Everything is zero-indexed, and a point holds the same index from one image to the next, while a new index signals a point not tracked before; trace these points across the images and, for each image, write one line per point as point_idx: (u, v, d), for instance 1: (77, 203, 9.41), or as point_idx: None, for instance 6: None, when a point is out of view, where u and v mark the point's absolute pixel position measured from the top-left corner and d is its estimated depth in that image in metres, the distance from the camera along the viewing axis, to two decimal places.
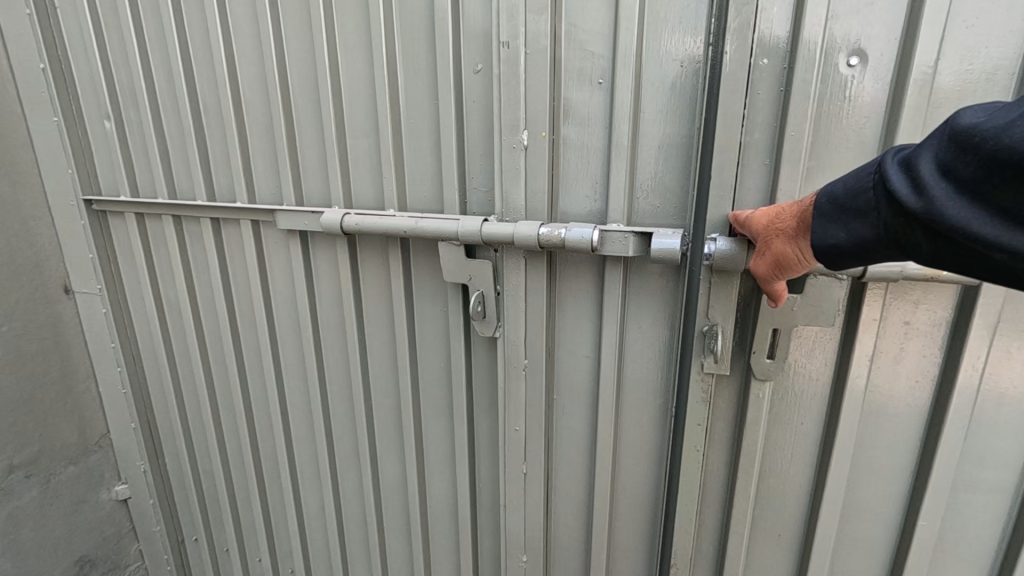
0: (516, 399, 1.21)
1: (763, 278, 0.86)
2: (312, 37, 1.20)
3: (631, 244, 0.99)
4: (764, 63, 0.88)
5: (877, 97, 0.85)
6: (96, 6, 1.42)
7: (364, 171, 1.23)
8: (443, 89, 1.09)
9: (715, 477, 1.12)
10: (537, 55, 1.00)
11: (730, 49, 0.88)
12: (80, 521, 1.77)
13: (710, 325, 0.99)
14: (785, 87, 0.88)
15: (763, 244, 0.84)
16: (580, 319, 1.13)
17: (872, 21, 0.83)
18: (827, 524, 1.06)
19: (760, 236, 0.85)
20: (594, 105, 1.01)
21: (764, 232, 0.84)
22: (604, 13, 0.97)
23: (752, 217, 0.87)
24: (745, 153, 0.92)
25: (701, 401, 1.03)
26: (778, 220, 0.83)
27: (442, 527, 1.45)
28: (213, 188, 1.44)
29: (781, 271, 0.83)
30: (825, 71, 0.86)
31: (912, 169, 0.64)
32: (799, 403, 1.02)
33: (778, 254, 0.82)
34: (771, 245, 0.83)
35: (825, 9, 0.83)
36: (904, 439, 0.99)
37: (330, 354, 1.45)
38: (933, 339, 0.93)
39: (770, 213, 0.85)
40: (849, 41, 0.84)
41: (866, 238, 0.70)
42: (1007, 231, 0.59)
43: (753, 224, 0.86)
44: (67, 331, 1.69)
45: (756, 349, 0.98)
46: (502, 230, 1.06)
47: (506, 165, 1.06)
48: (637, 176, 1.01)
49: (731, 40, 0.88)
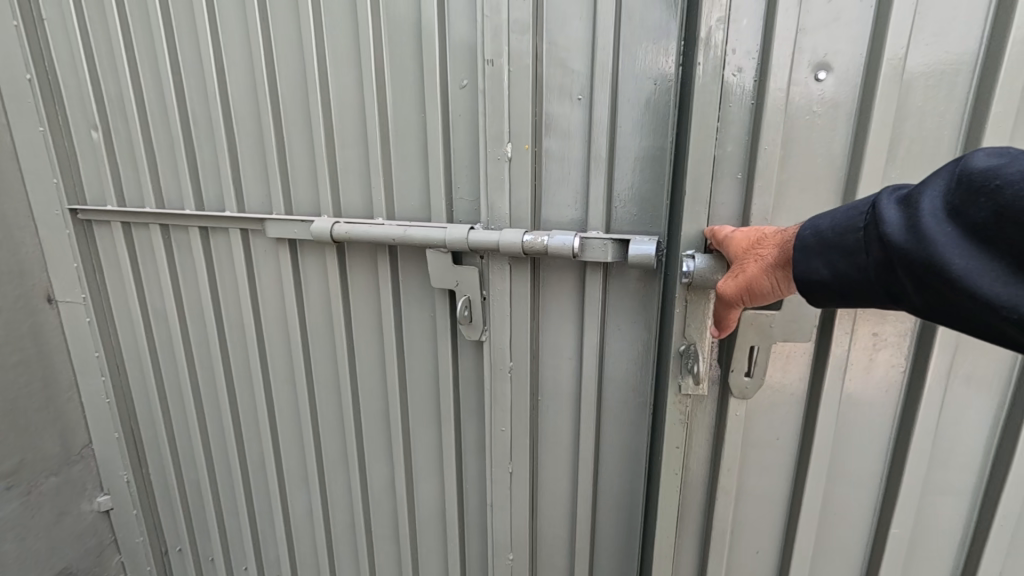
0: (502, 400, 1.25)
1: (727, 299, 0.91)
2: (302, 51, 1.24)
3: (610, 250, 1.05)
4: (735, 77, 0.93)
5: (837, 114, 0.92)
6: (84, 19, 1.44)
7: (353, 181, 1.27)
8: (430, 103, 1.14)
9: (697, 486, 1.15)
10: (520, 72, 1.05)
11: (702, 61, 0.93)
12: (61, 533, 1.74)
13: (688, 343, 1.02)
14: (756, 100, 0.94)
15: (737, 266, 0.89)
16: (563, 322, 1.18)
17: (838, 37, 0.89)
18: (804, 524, 1.11)
19: (736, 257, 0.89)
20: (574, 119, 1.06)
21: (743, 255, 0.88)
22: (583, 32, 1.03)
23: (733, 238, 0.91)
24: (719, 166, 0.97)
25: (679, 421, 1.06)
26: (759, 246, 0.87)
27: (430, 528, 1.48)
28: (202, 197, 1.46)
29: (749, 296, 0.88)
30: (793, 85, 0.92)
31: (913, 207, 0.67)
32: (776, 415, 1.07)
33: (749, 279, 0.87)
34: (747, 269, 0.87)
35: (795, 24, 0.89)
36: (873, 443, 1.06)
37: (318, 359, 1.47)
38: (900, 349, 1.00)
39: (751, 237, 0.89)
40: (817, 55, 0.90)
41: (849, 276, 0.76)
42: (999, 283, 0.61)
43: (733, 244, 0.90)
44: (50, 340, 1.68)
45: (734, 367, 1.02)
46: (488, 238, 1.10)
47: (491, 176, 1.11)
48: (615, 185, 1.07)
49: (703, 53, 0.93)
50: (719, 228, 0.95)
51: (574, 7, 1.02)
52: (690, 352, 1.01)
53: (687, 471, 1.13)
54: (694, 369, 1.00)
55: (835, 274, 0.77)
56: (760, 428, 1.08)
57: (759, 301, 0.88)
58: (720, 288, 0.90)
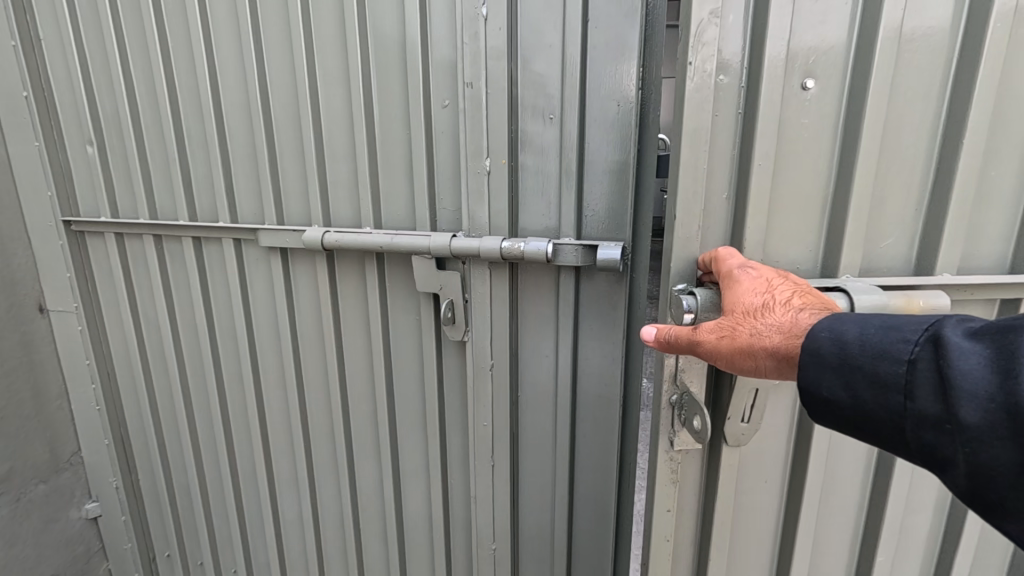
0: (484, 397, 1.33)
1: (696, 344, 0.81)
2: (294, 71, 1.32)
3: (581, 255, 1.15)
4: (725, 82, 0.90)
5: (826, 122, 0.92)
6: (82, 40, 1.51)
7: (342, 193, 1.35)
8: (415, 121, 1.23)
9: (687, 538, 1.07)
10: (497, 93, 1.15)
11: (695, 62, 0.87)
12: (50, 540, 1.76)
13: (682, 393, 0.97)
14: (747, 107, 0.91)
15: (738, 326, 0.76)
16: (540, 323, 1.27)
17: (825, 43, 0.89)
18: (794, 556, 1.09)
19: (744, 316, 0.76)
20: (547, 137, 1.16)
21: (751, 321, 0.76)
22: (553, 58, 1.12)
23: (745, 298, 0.78)
24: (714, 175, 0.93)
25: (674, 472, 1.01)
26: (767, 322, 0.75)
27: (417, 522, 1.55)
28: (195, 209, 1.53)
29: (721, 359, 0.78)
30: (785, 93, 0.90)
31: (1006, 360, 0.56)
32: (766, 458, 1.05)
33: (741, 349, 0.76)
34: (737, 335, 0.76)
35: (787, 30, 0.87)
36: (855, 471, 1.06)
37: (309, 363, 1.54)
38: None
39: (764, 304, 0.76)
40: (805, 62, 0.89)
41: (869, 406, 0.66)
42: None
43: (747, 301, 0.78)
44: (40, 349, 1.72)
45: (732, 414, 0.97)
46: (469, 245, 1.20)
47: (472, 188, 1.21)
48: (586, 198, 1.17)
49: (695, 53, 0.86)
50: (737, 267, 0.84)
51: (546, 35, 1.12)
52: (686, 404, 0.96)
53: (679, 524, 1.06)
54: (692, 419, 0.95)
55: (856, 399, 0.67)
56: (752, 453, 1.04)
57: (724, 366, 0.79)
58: (701, 334, 0.79)
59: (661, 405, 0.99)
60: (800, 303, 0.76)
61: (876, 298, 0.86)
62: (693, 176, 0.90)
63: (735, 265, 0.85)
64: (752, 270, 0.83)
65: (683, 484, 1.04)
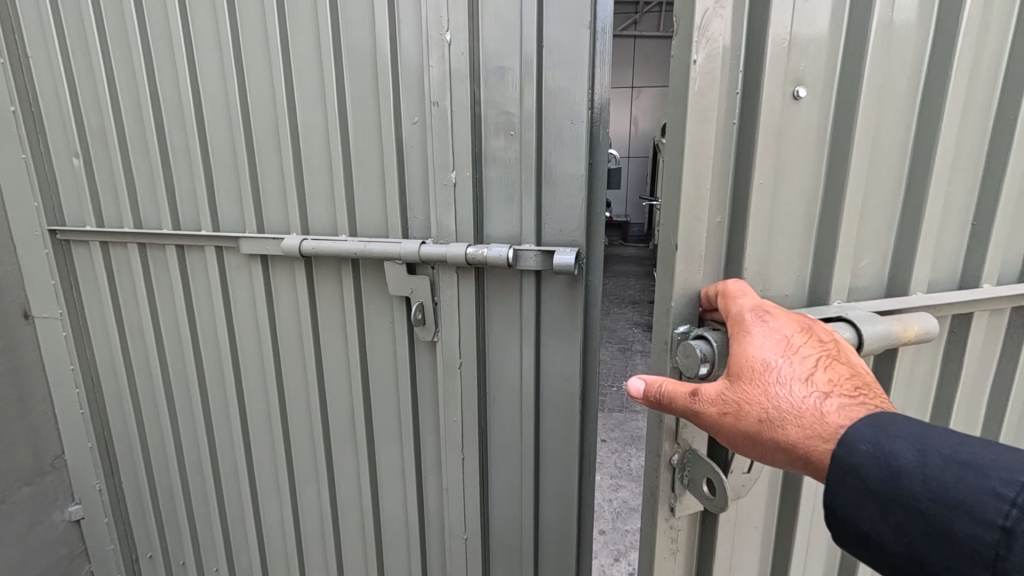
0: (454, 394, 1.42)
1: (693, 414, 0.71)
2: (273, 89, 1.40)
3: (540, 260, 1.25)
4: (723, 85, 0.82)
5: (815, 134, 0.87)
6: (70, 58, 1.58)
7: (319, 204, 1.44)
8: (387, 137, 1.33)
9: None
10: (462, 111, 1.25)
11: (698, 61, 0.78)
12: (33, 543, 1.80)
13: (684, 451, 0.90)
14: (741, 117, 0.85)
15: (746, 405, 0.66)
16: (505, 323, 1.37)
17: (817, 46, 0.84)
18: None
19: (755, 392, 0.66)
20: (509, 152, 1.26)
21: (762, 402, 0.65)
22: (513, 79, 1.22)
23: (761, 372, 0.67)
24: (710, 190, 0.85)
25: (670, 532, 0.95)
26: (784, 410, 0.65)
27: (393, 516, 1.63)
28: (178, 219, 1.60)
29: (720, 437, 0.69)
30: (782, 101, 0.84)
31: None
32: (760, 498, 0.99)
33: (748, 433, 0.66)
34: (743, 417, 0.66)
35: (788, 30, 0.81)
36: None
37: (289, 366, 1.62)
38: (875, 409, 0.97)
39: (782, 385, 0.65)
40: (800, 69, 0.83)
41: (925, 558, 0.55)
42: None
43: (763, 376, 0.66)
44: (25, 355, 1.76)
45: (735, 467, 0.88)
46: (437, 251, 1.29)
47: (440, 198, 1.30)
48: (544, 207, 1.26)
49: (699, 51, 0.78)
50: (755, 325, 0.71)
51: (505, 60, 1.22)
52: (689, 465, 0.89)
53: None
54: (693, 479, 0.89)
55: (913, 549, 0.56)
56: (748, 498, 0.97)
57: (724, 444, 0.70)
58: (699, 405, 0.70)
59: (662, 466, 0.92)
60: (824, 385, 0.65)
61: (878, 328, 0.82)
62: (692, 193, 0.82)
63: (752, 320, 0.72)
64: (771, 328, 0.70)
65: (682, 548, 0.98)
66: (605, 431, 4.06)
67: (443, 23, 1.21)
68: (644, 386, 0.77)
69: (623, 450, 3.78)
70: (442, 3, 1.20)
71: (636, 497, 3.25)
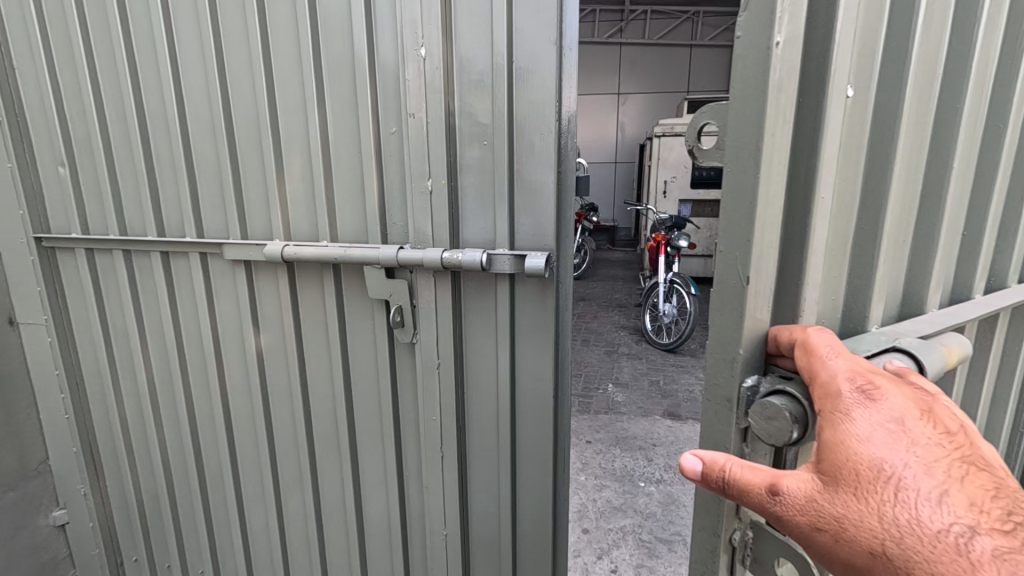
0: (433, 393, 1.48)
1: (776, 516, 0.63)
2: (255, 100, 1.45)
3: (512, 264, 1.31)
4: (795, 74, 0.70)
5: (856, 136, 0.81)
6: (54, 68, 1.62)
7: (301, 211, 1.49)
8: (366, 146, 1.38)
9: None
10: (436, 122, 1.31)
11: (781, 41, 0.65)
12: (17, 548, 1.81)
13: (746, 530, 0.81)
14: (801, 113, 0.75)
15: (849, 522, 0.59)
16: (481, 325, 1.42)
17: (868, 42, 0.77)
18: None
19: (861, 509, 0.58)
20: (482, 160, 1.32)
21: (886, 522, 0.57)
22: (485, 91, 1.28)
23: (867, 483, 0.59)
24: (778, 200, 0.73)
25: None
26: (893, 532, 0.57)
27: (375, 514, 1.67)
28: (163, 226, 1.63)
29: (807, 544, 0.62)
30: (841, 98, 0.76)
31: None
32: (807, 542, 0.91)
33: (846, 550, 0.59)
34: (842, 533, 0.59)
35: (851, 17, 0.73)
36: None
37: (273, 369, 1.66)
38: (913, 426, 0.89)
39: (892, 502, 0.58)
40: (852, 64, 0.76)
41: None
42: None
43: (872, 489, 0.58)
44: (10, 361, 1.79)
45: None
46: (414, 256, 1.35)
47: (417, 205, 1.36)
48: (517, 213, 1.32)
49: (784, 27, 0.65)
50: (874, 420, 0.61)
51: (478, 73, 1.28)
52: (754, 543, 0.80)
53: None
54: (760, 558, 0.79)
55: None
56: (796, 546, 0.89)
57: (811, 550, 0.63)
58: (787, 510, 0.62)
59: (722, 547, 0.82)
60: (962, 507, 0.57)
61: (934, 355, 0.78)
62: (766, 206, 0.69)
63: (869, 412, 0.62)
64: (881, 422, 0.61)
65: None
66: (590, 432, 4.12)
67: (418, 38, 1.27)
68: (716, 470, 0.67)
69: (607, 451, 3.84)
70: (416, 19, 1.26)
71: (619, 496, 3.31)
